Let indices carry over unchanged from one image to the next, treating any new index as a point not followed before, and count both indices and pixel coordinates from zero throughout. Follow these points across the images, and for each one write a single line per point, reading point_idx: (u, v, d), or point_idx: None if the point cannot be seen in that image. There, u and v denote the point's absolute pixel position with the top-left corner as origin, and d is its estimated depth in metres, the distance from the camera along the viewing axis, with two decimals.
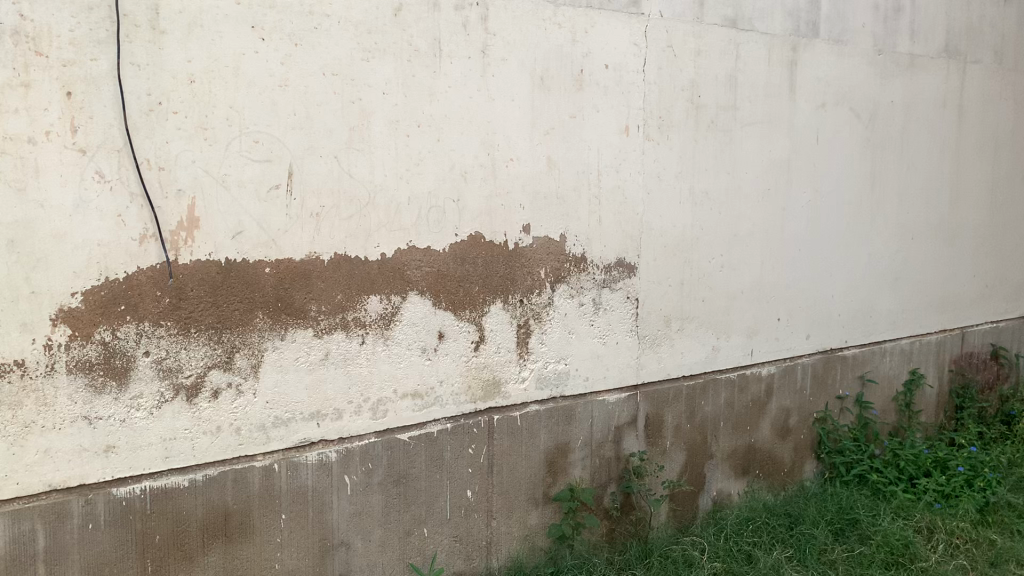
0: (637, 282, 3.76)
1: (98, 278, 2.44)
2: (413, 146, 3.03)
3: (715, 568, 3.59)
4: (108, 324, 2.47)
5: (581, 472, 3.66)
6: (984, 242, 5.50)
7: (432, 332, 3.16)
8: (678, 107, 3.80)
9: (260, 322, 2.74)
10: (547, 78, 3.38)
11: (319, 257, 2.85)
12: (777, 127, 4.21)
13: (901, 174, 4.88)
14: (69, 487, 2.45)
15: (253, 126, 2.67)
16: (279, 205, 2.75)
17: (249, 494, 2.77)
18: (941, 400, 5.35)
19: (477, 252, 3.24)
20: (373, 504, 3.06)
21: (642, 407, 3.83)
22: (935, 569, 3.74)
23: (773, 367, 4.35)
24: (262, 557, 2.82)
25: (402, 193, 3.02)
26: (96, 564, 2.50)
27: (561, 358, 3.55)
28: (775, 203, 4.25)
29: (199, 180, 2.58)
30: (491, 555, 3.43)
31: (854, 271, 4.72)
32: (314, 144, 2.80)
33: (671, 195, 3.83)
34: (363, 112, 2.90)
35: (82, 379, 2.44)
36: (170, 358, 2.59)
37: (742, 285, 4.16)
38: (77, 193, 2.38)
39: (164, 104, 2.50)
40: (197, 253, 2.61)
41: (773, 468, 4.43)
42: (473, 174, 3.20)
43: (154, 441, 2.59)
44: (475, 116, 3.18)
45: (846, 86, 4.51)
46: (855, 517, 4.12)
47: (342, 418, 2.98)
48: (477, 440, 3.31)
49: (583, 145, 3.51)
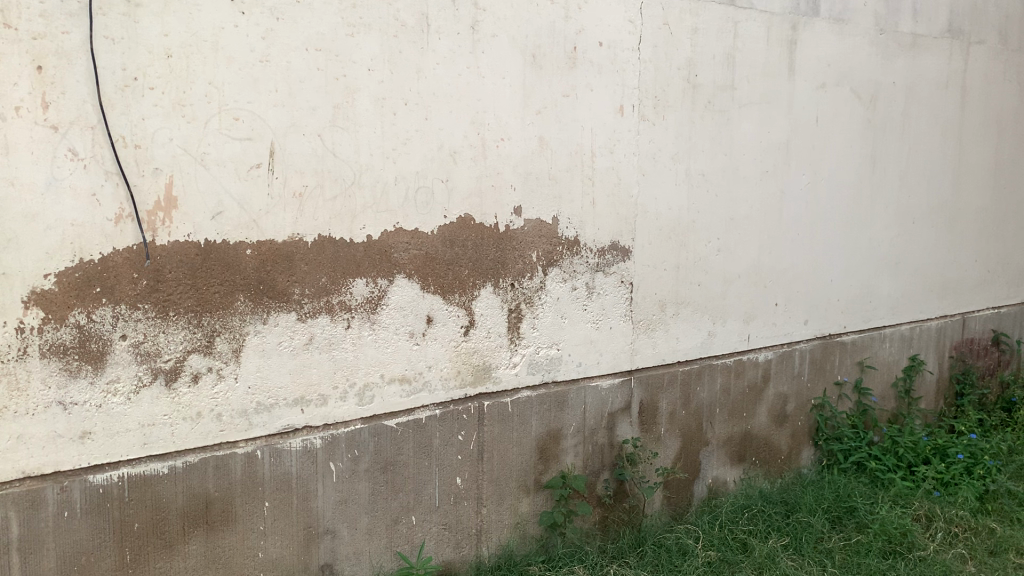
0: (632, 266, 3.69)
1: (72, 259, 2.36)
2: (399, 125, 2.94)
3: (709, 557, 3.53)
4: (83, 307, 2.39)
5: (573, 459, 3.59)
6: (986, 227, 5.41)
7: (420, 317, 3.09)
8: (674, 86, 3.71)
9: (241, 305, 2.67)
10: (539, 56, 3.28)
11: (302, 239, 2.77)
12: (775, 109, 4.12)
13: (902, 157, 4.79)
14: (43, 474, 2.38)
15: (234, 103, 2.59)
16: (260, 185, 2.67)
17: (230, 481, 2.71)
18: (941, 387, 5.28)
19: (467, 235, 3.16)
20: (359, 492, 3.00)
21: (636, 393, 3.76)
22: (935, 558, 3.67)
23: (771, 353, 4.28)
24: (245, 546, 2.76)
25: (388, 172, 2.94)
26: (72, 554, 2.44)
27: (553, 343, 3.48)
28: (773, 185, 4.17)
29: (176, 158, 2.50)
30: (481, 544, 3.37)
31: (854, 254, 4.64)
32: (296, 122, 2.72)
33: (667, 176, 3.75)
34: (348, 90, 2.81)
35: (56, 363, 2.37)
36: (148, 342, 2.52)
37: (738, 269, 4.08)
38: (49, 172, 2.30)
39: (139, 80, 2.42)
40: (176, 233, 2.53)
41: (769, 455, 4.36)
42: (462, 154, 3.12)
43: (132, 427, 2.52)
44: (463, 94, 3.09)
45: (846, 66, 4.41)
46: (853, 506, 4.05)
47: (327, 404, 2.90)
48: (466, 427, 3.24)
49: (576, 125, 3.43)
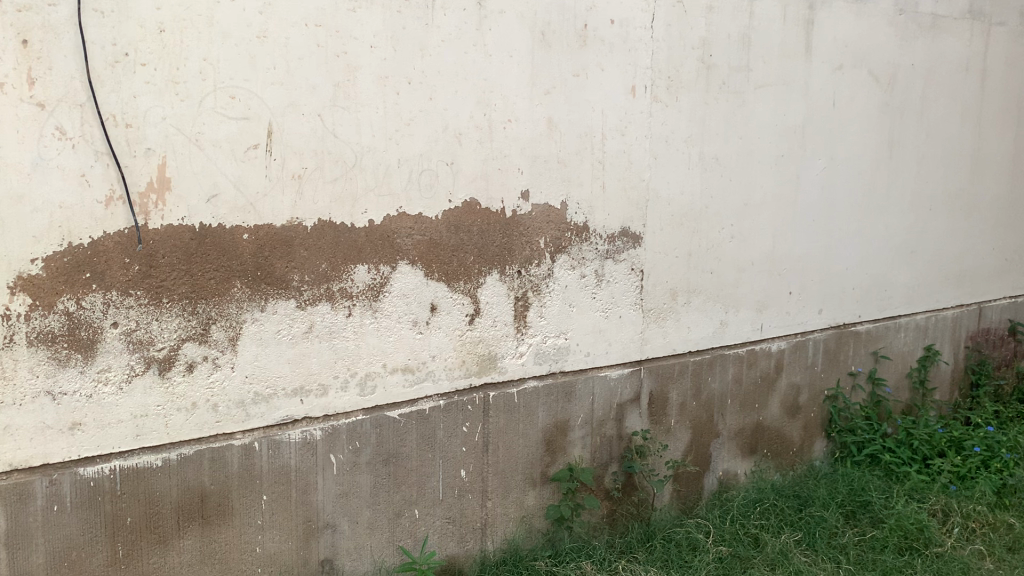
0: (642, 253, 3.58)
1: (60, 243, 2.26)
2: (402, 105, 2.83)
3: (720, 553, 3.43)
4: (72, 293, 2.30)
5: (581, 451, 3.49)
6: (1004, 214, 5.27)
7: (424, 305, 2.98)
8: (687, 66, 3.59)
9: (238, 291, 2.57)
10: (549, 34, 3.16)
11: (301, 223, 2.66)
12: (791, 91, 3.99)
13: (920, 142, 4.66)
14: (32, 467, 2.29)
15: (230, 81, 2.48)
16: (257, 167, 2.56)
17: (227, 474, 2.61)
18: (956, 378, 5.17)
19: (473, 220, 3.06)
20: (360, 484, 2.91)
21: (646, 384, 3.66)
22: (952, 554, 3.57)
23: (784, 343, 4.17)
24: (241, 541, 2.67)
25: (391, 155, 2.83)
26: (62, 549, 2.35)
27: (561, 332, 3.37)
28: (789, 170, 4.05)
29: (169, 138, 2.39)
30: (486, 538, 3.27)
31: (869, 241, 4.51)
32: (295, 101, 2.61)
33: (679, 159, 3.63)
34: (349, 68, 2.70)
35: (44, 351, 2.27)
36: (141, 330, 2.42)
37: (752, 256, 3.97)
38: (36, 151, 2.20)
39: (130, 56, 2.30)
40: (169, 216, 2.43)
41: (781, 447, 4.26)
42: (467, 136, 3.00)
43: (124, 418, 2.42)
44: (469, 73, 2.97)
45: (865, 47, 4.28)
46: (867, 500, 3.95)
47: (327, 394, 2.81)
48: (471, 418, 3.15)
49: (586, 106, 3.31)
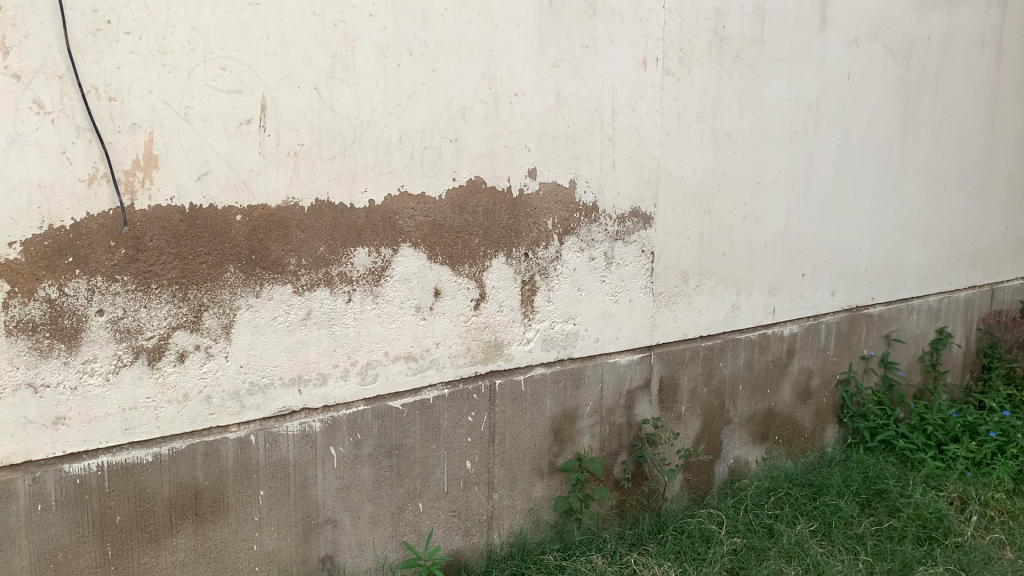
0: (653, 234, 3.43)
1: (40, 226, 2.11)
2: (403, 78, 2.67)
3: (735, 545, 3.32)
4: (54, 279, 2.14)
5: (589, 440, 3.36)
6: (1017, 192, 5.13)
7: (427, 290, 2.84)
8: (700, 39, 3.43)
9: (232, 276, 2.42)
10: (557, 3, 3.00)
11: (297, 204, 2.51)
12: (805, 65, 3.84)
13: (934, 118, 4.51)
14: (13, 464, 2.14)
15: (220, 51, 2.31)
16: (251, 144, 2.41)
17: (222, 468, 2.47)
18: (967, 360, 5.06)
19: (477, 200, 2.91)
20: (362, 478, 2.77)
21: (656, 370, 3.52)
22: (972, 544, 3.47)
23: (796, 326, 4.04)
24: (238, 539, 2.54)
25: (392, 131, 2.67)
26: (47, 551, 2.21)
27: (569, 317, 3.23)
28: (802, 148, 3.91)
29: (157, 112, 2.23)
30: (492, 531, 3.15)
31: (882, 221, 4.38)
32: (291, 73, 2.45)
33: (692, 136, 3.48)
34: (347, 38, 2.54)
35: (24, 341, 2.12)
36: (128, 318, 2.27)
37: (765, 238, 3.84)
38: (12, 127, 2.04)
39: (113, 24, 2.14)
40: (157, 197, 2.27)
41: (793, 433, 4.14)
42: (473, 110, 2.85)
43: (112, 411, 2.28)
44: (475, 44, 2.82)
45: (880, 19, 4.12)
46: (883, 488, 3.84)
47: (327, 384, 2.66)
48: (477, 407, 3.01)
49: (595, 80, 3.15)
